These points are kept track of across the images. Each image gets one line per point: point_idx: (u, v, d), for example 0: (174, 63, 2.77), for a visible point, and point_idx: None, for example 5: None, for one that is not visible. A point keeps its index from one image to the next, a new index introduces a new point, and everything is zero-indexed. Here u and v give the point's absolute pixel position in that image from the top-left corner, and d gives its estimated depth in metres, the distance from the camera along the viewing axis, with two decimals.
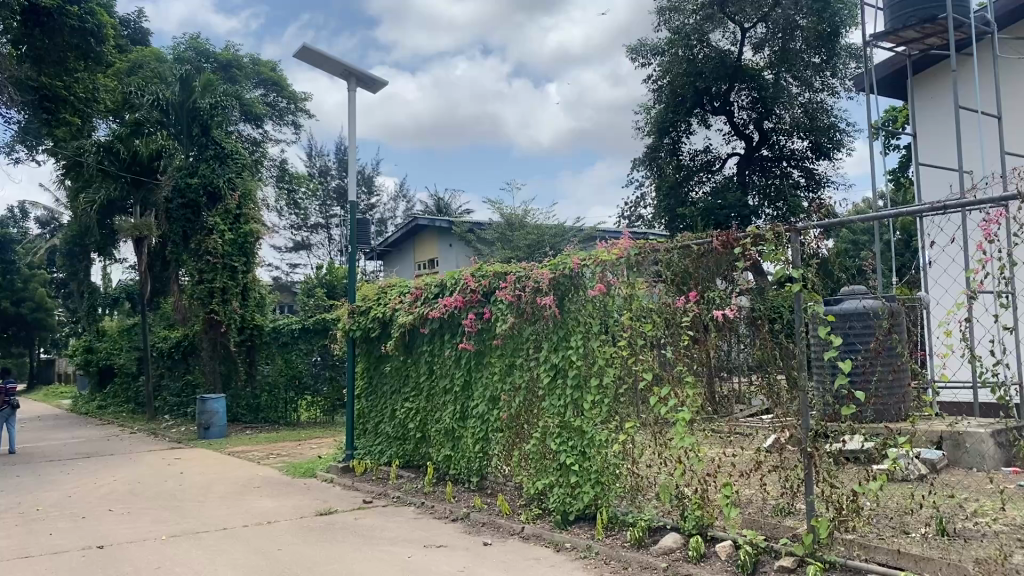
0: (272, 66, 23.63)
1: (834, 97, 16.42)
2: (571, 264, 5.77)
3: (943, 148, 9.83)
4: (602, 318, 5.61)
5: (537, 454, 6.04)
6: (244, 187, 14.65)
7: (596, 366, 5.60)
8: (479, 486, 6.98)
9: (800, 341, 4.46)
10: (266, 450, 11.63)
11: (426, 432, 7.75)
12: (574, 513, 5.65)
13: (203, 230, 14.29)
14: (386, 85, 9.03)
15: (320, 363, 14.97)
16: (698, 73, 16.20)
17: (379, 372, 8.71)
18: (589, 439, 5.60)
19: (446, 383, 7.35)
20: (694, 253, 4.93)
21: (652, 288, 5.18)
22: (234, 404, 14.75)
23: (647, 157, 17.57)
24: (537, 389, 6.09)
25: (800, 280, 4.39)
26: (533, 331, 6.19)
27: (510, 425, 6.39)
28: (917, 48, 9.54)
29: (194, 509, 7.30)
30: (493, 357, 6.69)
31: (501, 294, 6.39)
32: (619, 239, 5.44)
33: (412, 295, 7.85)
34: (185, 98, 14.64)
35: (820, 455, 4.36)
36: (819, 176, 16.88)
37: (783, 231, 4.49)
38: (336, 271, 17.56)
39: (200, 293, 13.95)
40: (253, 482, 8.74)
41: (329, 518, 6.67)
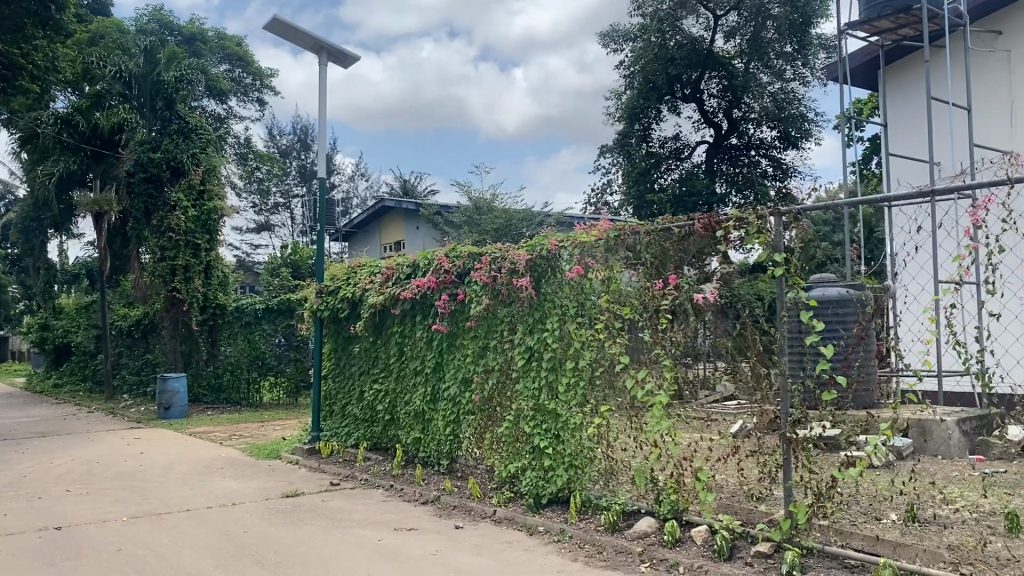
0: (238, 40, 23.07)
1: (805, 86, 16.45)
2: (548, 246, 5.69)
3: (914, 139, 9.90)
4: (579, 301, 5.53)
5: (510, 437, 5.98)
6: (208, 163, 14.33)
7: (572, 349, 5.52)
8: (449, 469, 6.91)
9: (781, 326, 4.36)
10: (228, 431, 11.43)
11: (395, 414, 7.64)
12: (547, 496, 5.61)
13: (165, 206, 13.96)
14: (358, 61, 8.86)
15: (284, 344, 14.83)
16: (669, 59, 16.15)
17: (347, 353, 8.58)
18: (564, 423, 5.54)
19: (417, 365, 7.24)
20: (675, 235, 4.88)
21: (631, 272, 5.14)
22: (195, 384, 14.46)
23: (617, 143, 17.50)
24: (511, 372, 6.02)
25: (783, 264, 4.33)
26: (508, 313, 6.12)
27: (483, 407, 6.31)
28: (890, 38, 9.59)
29: (155, 490, 7.12)
30: (466, 339, 6.60)
31: (476, 275, 6.30)
32: (599, 221, 5.37)
33: (383, 275, 7.71)
34: (149, 70, 14.27)
35: (798, 442, 4.31)
36: (787, 166, 16.95)
37: (765, 214, 4.43)
38: (301, 250, 17.31)
39: (162, 271, 13.65)
40: (215, 463, 8.56)
41: (295, 500, 6.54)
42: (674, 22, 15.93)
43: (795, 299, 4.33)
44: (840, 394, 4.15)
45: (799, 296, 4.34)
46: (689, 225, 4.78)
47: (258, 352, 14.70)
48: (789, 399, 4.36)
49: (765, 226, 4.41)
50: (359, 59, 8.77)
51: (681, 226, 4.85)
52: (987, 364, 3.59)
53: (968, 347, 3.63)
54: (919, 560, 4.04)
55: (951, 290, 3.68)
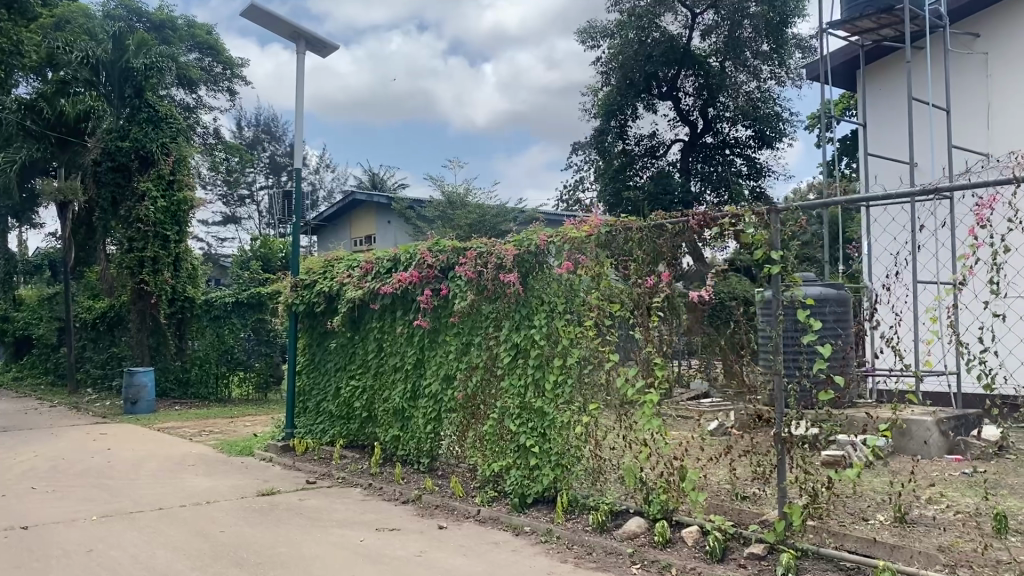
0: (208, 29, 22.64)
1: (780, 86, 16.51)
2: (536, 241, 5.60)
3: (892, 140, 9.95)
4: (567, 297, 5.45)
5: (493, 436, 5.87)
6: (178, 153, 14.02)
7: (560, 346, 5.43)
8: (429, 468, 6.78)
9: (777, 325, 4.27)
10: (197, 427, 11.20)
11: (372, 412, 7.50)
12: (532, 496, 5.51)
13: (133, 196, 13.63)
14: (336, 50, 8.68)
15: (253, 339, 14.69)
16: (647, 55, 16.12)
17: (322, 348, 8.41)
18: (550, 421, 5.44)
19: (397, 361, 7.11)
20: (668, 232, 4.80)
21: (622, 268, 5.05)
22: (163, 378, 14.26)
23: (594, 140, 17.42)
24: (496, 369, 5.91)
25: (780, 262, 4.26)
26: (493, 309, 6.02)
27: (465, 404, 6.21)
28: (871, 38, 9.62)
29: (124, 488, 6.92)
30: (449, 335, 6.49)
31: (460, 270, 6.19)
32: (589, 216, 5.28)
33: (362, 269, 7.56)
34: (117, 57, 13.91)
35: (794, 442, 4.23)
36: (761, 165, 17.00)
37: (762, 210, 4.34)
38: (271, 242, 17.04)
39: (130, 262, 13.33)
40: (186, 460, 8.36)
41: (272, 498, 6.39)
42: (653, 19, 15.89)
43: (790, 298, 4.26)
44: (837, 393, 4.09)
45: (795, 295, 4.27)
46: (683, 221, 4.70)
47: (227, 346, 14.45)
48: (784, 397, 4.28)
49: (761, 222, 4.33)
50: (337, 48, 8.60)
51: (674, 223, 4.77)
52: (990, 362, 3.60)
53: (970, 346, 3.63)
54: (915, 563, 3.99)
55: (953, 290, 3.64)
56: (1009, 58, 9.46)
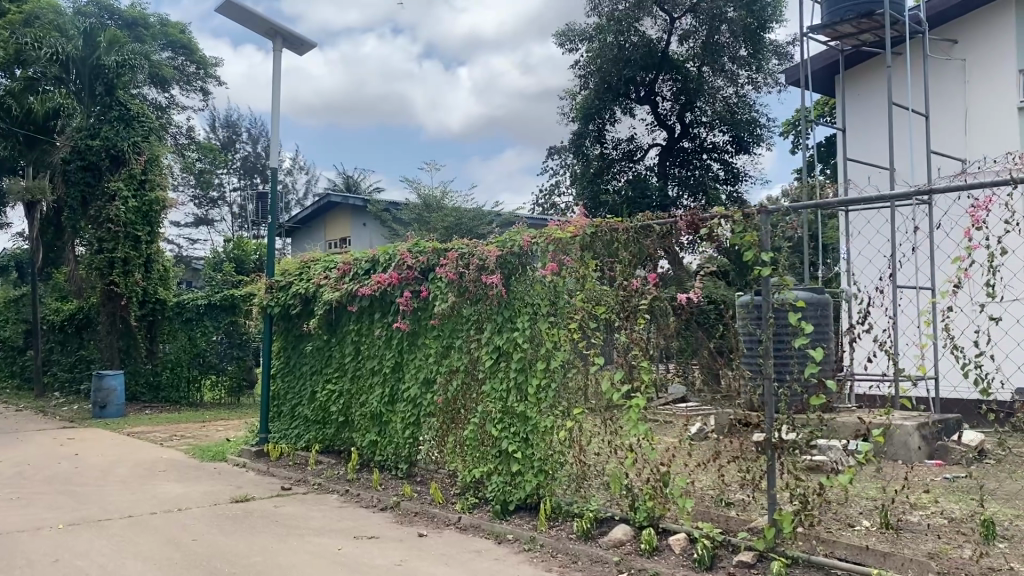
0: (182, 27, 22.32)
1: (757, 91, 16.55)
2: (520, 242, 5.49)
3: (871, 145, 9.96)
4: (551, 300, 5.35)
5: (475, 441, 5.75)
6: (150, 152, 13.73)
7: (544, 349, 5.33)
8: (407, 473, 6.64)
9: (767, 328, 4.19)
10: (169, 431, 10.95)
11: (349, 416, 7.34)
12: (514, 503, 5.40)
13: (103, 196, 13.33)
14: (314, 48, 8.53)
15: (225, 341, 14.28)
16: (625, 60, 16.11)
17: (297, 352, 8.24)
18: (533, 426, 5.33)
19: (375, 365, 6.97)
20: (654, 231, 4.72)
21: (607, 270, 4.96)
22: (132, 382, 13.91)
23: (571, 143, 17.36)
24: (478, 373, 5.80)
25: (771, 264, 4.18)
26: (474, 311, 5.91)
27: (445, 408, 6.08)
28: (850, 44, 9.61)
29: (92, 494, 6.70)
30: (428, 338, 6.36)
31: (441, 271, 6.08)
32: (573, 217, 5.18)
33: (340, 270, 7.42)
34: (88, 54, 13.60)
35: (784, 448, 4.14)
36: (738, 170, 17.02)
37: (753, 210, 4.27)
38: (246, 244, 16.77)
39: (100, 263, 13.03)
40: (157, 465, 8.13)
41: (246, 505, 6.21)
42: (632, 22, 15.86)
43: (781, 301, 4.18)
44: (829, 398, 4.01)
45: (786, 298, 4.18)
46: (672, 221, 4.62)
47: (199, 350, 14.13)
48: (774, 401, 4.18)
49: (750, 222, 4.26)
50: (315, 45, 8.45)
51: (661, 223, 4.69)
52: (985, 367, 3.54)
53: (965, 350, 3.57)
54: (907, 570, 3.91)
55: (948, 293, 3.57)
56: (986, 65, 9.51)
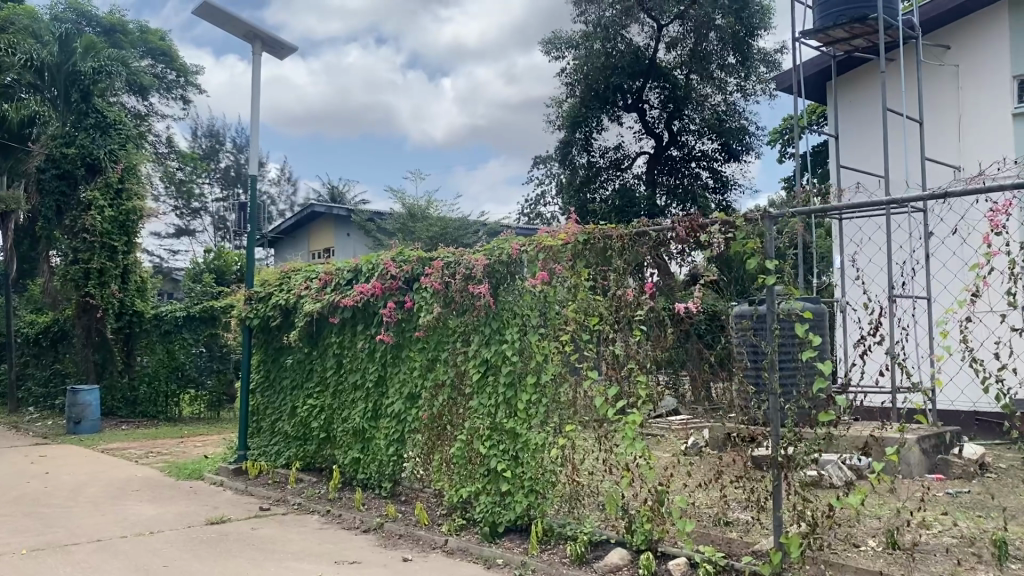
0: (162, 35, 22.01)
1: (746, 99, 16.38)
2: (508, 250, 5.25)
3: (864, 151, 9.79)
4: (540, 311, 5.10)
5: (462, 460, 5.48)
6: (128, 160, 13.42)
7: (534, 363, 5.07)
8: (390, 493, 6.36)
9: (772, 340, 3.94)
10: (145, 448, 10.59)
11: (331, 432, 7.05)
12: (504, 525, 5.13)
13: (78, 206, 12.98)
14: (294, 52, 8.28)
15: (206, 355, 14.03)
16: (612, 67, 15.95)
17: (277, 366, 7.95)
18: (523, 443, 5.07)
19: (358, 379, 6.69)
20: (650, 238, 4.48)
21: (601, 280, 4.71)
22: (108, 397, 13.53)
23: (558, 152, 17.17)
24: (465, 387, 5.54)
25: (776, 273, 3.94)
26: (460, 323, 5.66)
27: (431, 425, 5.81)
28: (842, 49, 9.44)
29: (59, 517, 6.38)
30: (413, 351, 6.11)
31: (426, 281, 5.83)
32: (564, 223, 4.94)
33: (321, 281, 7.15)
34: (64, 60, 13.25)
35: (792, 468, 3.88)
36: (726, 178, 16.81)
37: (756, 215, 4.03)
38: (226, 254, 16.45)
39: (75, 274, 12.67)
40: (129, 485, 7.79)
41: (222, 528, 5.90)
42: (618, 29, 15.75)
43: (785, 312, 3.92)
44: (838, 415, 3.76)
45: (792, 309, 3.93)
46: (669, 227, 4.38)
47: (178, 363, 13.80)
48: (780, 418, 3.93)
49: (752, 228, 4.03)
50: (294, 49, 8.19)
51: (658, 230, 4.45)
52: (1008, 382, 3.28)
53: (986, 364, 3.31)
54: None
55: (967, 303, 3.32)
56: (980, 71, 9.37)
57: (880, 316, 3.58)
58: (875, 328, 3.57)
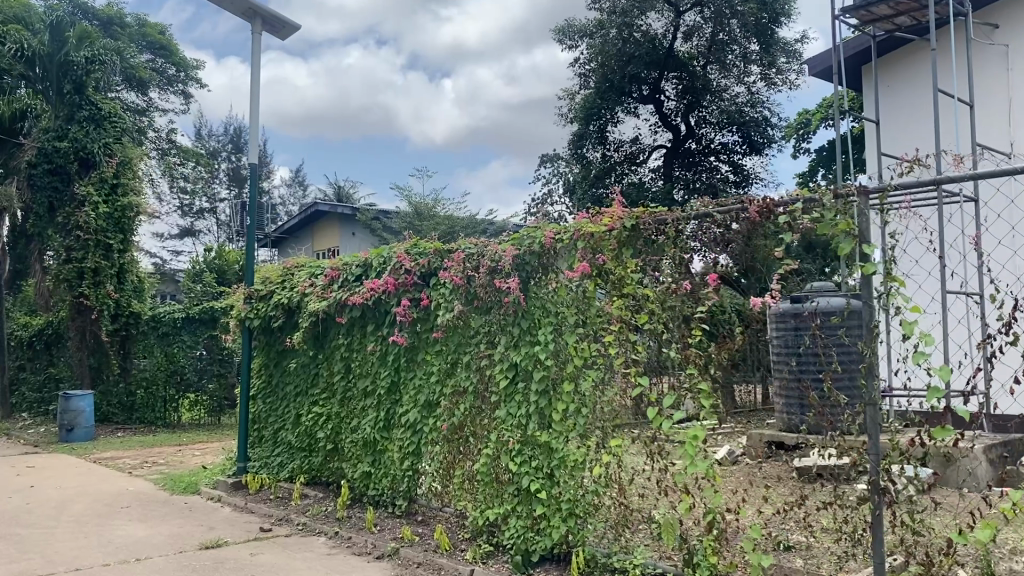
0: (162, 28, 21.41)
1: (770, 89, 15.65)
2: (541, 239, 4.59)
3: (909, 139, 9.10)
4: (579, 309, 4.46)
5: (487, 477, 4.87)
6: (124, 155, 12.82)
7: (571, 368, 4.45)
8: (405, 511, 5.73)
9: (870, 340, 3.26)
10: (139, 458, 9.93)
11: (338, 443, 6.42)
12: (538, 553, 4.50)
13: (72, 202, 12.38)
14: (296, 29, 7.64)
15: (206, 357, 13.43)
16: (630, 55, 15.27)
17: (279, 370, 7.32)
18: (560, 460, 4.46)
19: (368, 385, 6.06)
20: (710, 221, 3.82)
21: (649, 272, 4.08)
22: (104, 403, 12.90)
23: (572, 145, 16.57)
24: (490, 396, 4.92)
25: (875, 260, 3.26)
26: (485, 323, 5.01)
27: (451, 438, 5.21)
28: (884, 28, 8.77)
29: (38, 540, 5.73)
30: (430, 354, 5.48)
31: (444, 276, 5.21)
32: (608, 207, 4.28)
33: (327, 277, 6.52)
34: (56, 50, 12.59)
35: (897, 493, 3.20)
36: (747, 171, 16.03)
37: (849, 191, 3.37)
38: (226, 253, 15.83)
39: (68, 274, 12.05)
40: (118, 501, 7.12)
41: (216, 554, 5.26)
42: (636, 16, 15.04)
43: (886, 308, 3.25)
44: (957, 433, 3.07)
45: (895, 305, 3.24)
46: (734, 206, 3.73)
47: (177, 366, 13.21)
48: (879, 433, 3.27)
49: (844, 206, 3.37)
50: (296, 26, 7.56)
51: (721, 211, 3.79)
52: None
53: None
54: None
55: None
56: None
57: (1014, 309, 2.88)
58: (1008, 325, 2.89)
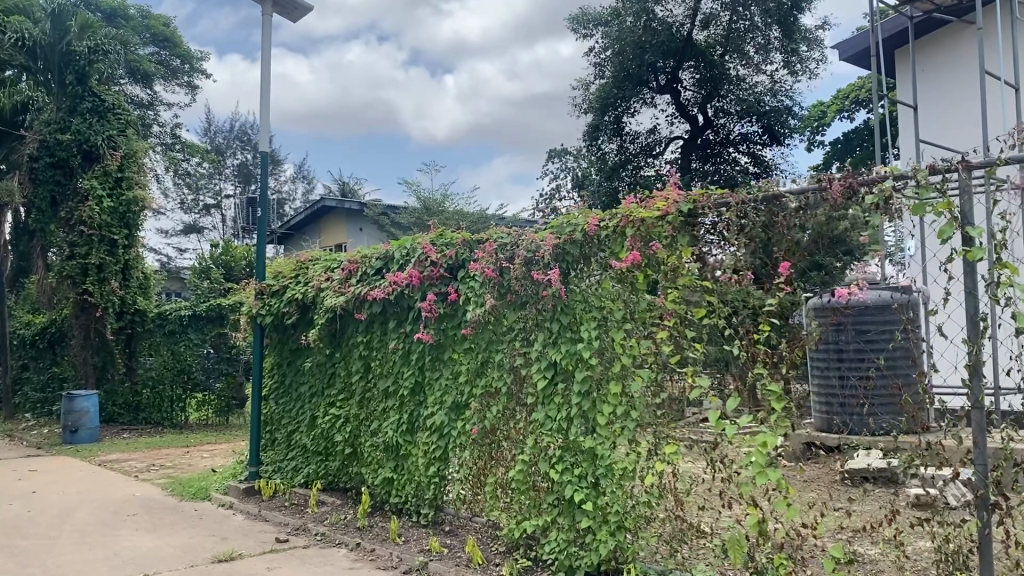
0: (166, 20, 21.04)
1: (792, 77, 15.27)
2: (585, 226, 4.20)
3: (950, 125, 8.71)
4: (627, 304, 4.06)
5: (521, 484, 4.51)
6: (128, 147, 12.45)
7: (617, 368, 4.06)
8: (432, 521, 5.36)
9: (978, 334, 2.88)
10: (146, 460, 9.56)
11: (358, 447, 6.05)
12: (583, 569, 4.14)
13: (75, 196, 12.02)
14: (310, 12, 7.27)
15: (214, 356, 13.12)
16: (646, 44, 14.89)
17: (293, 369, 6.95)
18: (606, 469, 4.09)
19: (389, 386, 5.68)
20: (784, 204, 3.49)
21: (708, 261, 3.70)
22: (109, 403, 12.56)
23: (586, 136, 16.18)
24: (526, 398, 4.54)
25: (981, 243, 2.88)
26: (520, 319, 4.63)
27: (482, 441, 4.83)
28: (923, 8, 8.37)
29: (39, 552, 5.37)
30: (459, 352, 5.10)
31: (474, 268, 4.82)
32: (661, 189, 3.91)
33: (344, 271, 6.15)
34: (58, 40, 12.20)
35: (1010, 509, 2.81)
36: (767, 162, 15.70)
37: (949, 166, 3.00)
38: (233, 248, 15.46)
39: (71, 270, 11.69)
40: (124, 508, 6.75)
41: (230, 568, 4.88)
42: (653, 4, 14.64)
43: (997, 298, 2.85)
44: None
45: (1007, 296, 2.84)
46: (812, 186, 3.43)
47: (183, 366, 12.84)
48: (987, 440, 2.89)
49: (942, 185, 3.01)
50: (310, 7, 7.19)
51: (795, 192, 3.49)
52: None
53: None
54: None
55: None
56: None
57: None
58: None
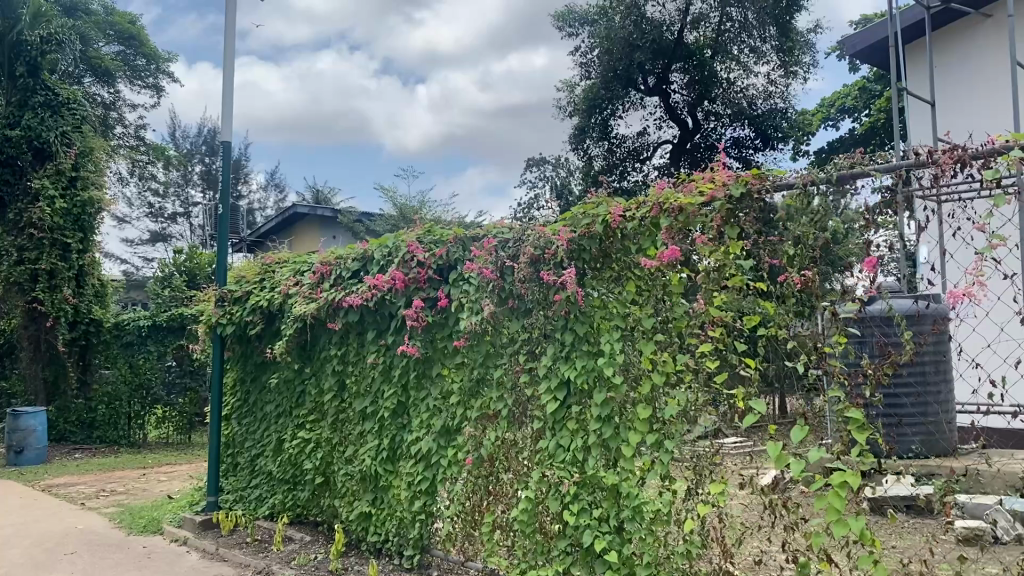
0: (131, 17, 20.19)
1: (784, 80, 14.74)
2: (609, 217, 3.48)
3: (974, 120, 8.15)
4: (658, 310, 3.33)
5: (528, 528, 3.79)
6: (83, 144, 11.62)
7: (646, 389, 3.34)
8: (417, 564, 4.62)
9: None
10: (96, 485, 8.67)
11: (331, 476, 5.28)
12: None
13: (25, 197, 11.15)
14: None
15: (176, 370, 12.25)
16: (634, 45, 14.30)
17: (258, 385, 6.17)
18: (633, 511, 3.41)
19: (368, 407, 4.93)
20: (865, 187, 2.85)
21: (768, 256, 3.00)
22: (60, 420, 11.64)
23: (573, 139, 15.56)
24: (531, 422, 3.82)
25: None
26: (525, 329, 3.90)
27: (477, 473, 4.09)
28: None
29: None
30: (450, 367, 4.37)
31: (469, 268, 4.10)
32: (703, 171, 3.22)
33: (315, 275, 5.40)
34: (7, 29, 11.36)
35: None
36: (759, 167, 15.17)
37: None
38: (199, 254, 14.61)
39: (19, 277, 10.82)
40: (63, 545, 5.90)
41: None
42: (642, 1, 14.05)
43: None
44: None
45: None
46: (905, 165, 2.77)
47: (143, 380, 11.99)
48: None
49: None
50: None
51: (882, 171, 2.83)
52: None
53: None
54: None
55: None
56: None
57: None
58: None
